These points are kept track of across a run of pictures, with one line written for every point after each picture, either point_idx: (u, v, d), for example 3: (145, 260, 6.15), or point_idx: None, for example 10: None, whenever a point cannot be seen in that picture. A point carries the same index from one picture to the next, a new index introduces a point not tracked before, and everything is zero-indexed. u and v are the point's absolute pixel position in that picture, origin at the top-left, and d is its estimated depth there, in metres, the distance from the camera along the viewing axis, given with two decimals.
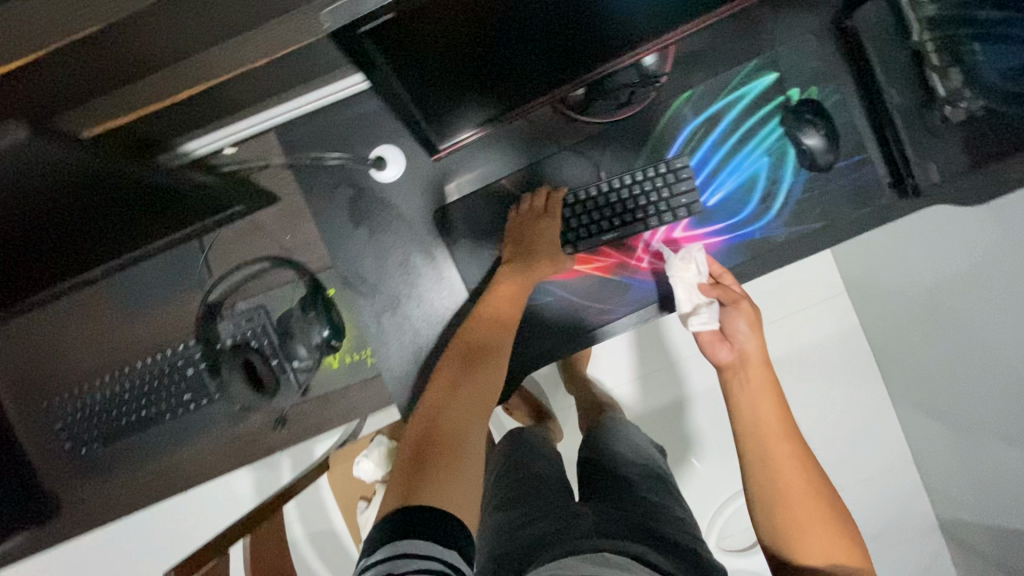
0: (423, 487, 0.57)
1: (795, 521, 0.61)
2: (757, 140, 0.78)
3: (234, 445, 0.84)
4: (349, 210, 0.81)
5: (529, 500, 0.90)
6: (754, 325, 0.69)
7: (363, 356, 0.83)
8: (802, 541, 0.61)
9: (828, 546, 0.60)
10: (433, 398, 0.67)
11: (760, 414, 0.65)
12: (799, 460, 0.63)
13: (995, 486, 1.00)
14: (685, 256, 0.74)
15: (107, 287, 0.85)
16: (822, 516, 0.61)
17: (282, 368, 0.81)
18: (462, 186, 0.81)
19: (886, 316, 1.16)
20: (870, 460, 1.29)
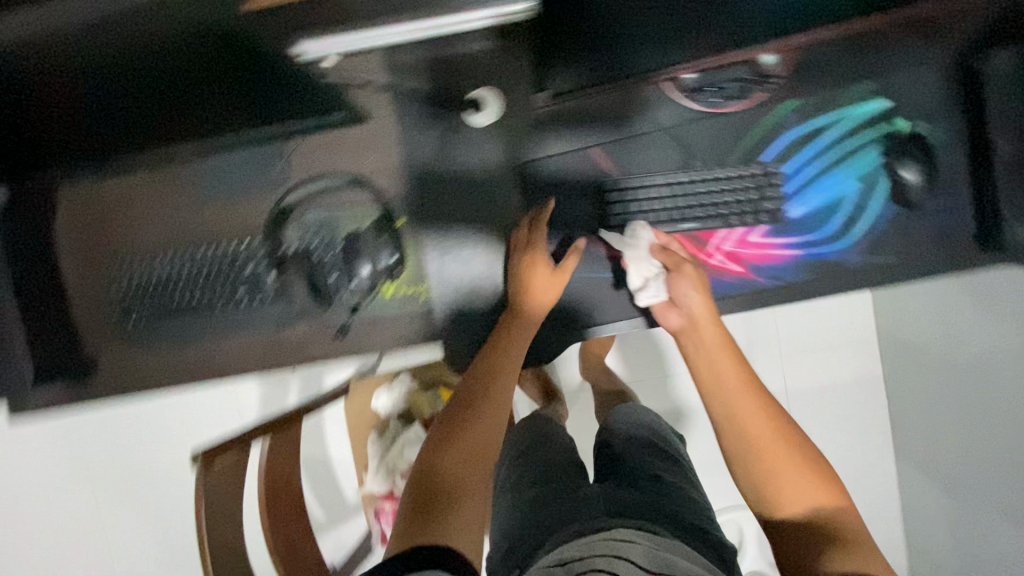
0: (433, 530, 0.57)
1: (769, 468, 0.64)
2: (852, 162, 0.78)
3: (271, 348, 0.86)
4: (437, 146, 0.82)
5: (543, 469, 0.95)
6: (697, 288, 0.76)
7: (418, 291, 0.84)
8: (779, 488, 0.63)
9: (801, 489, 0.62)
10: (433, 440, 0.67)
11: (721, 373, 0.70)
12: (766, 413, 0.67)
13: (980, 556, 1.01)
14: (634, 233, 0.78)
15: (184, 168, 0.86)
16: (794, 461, 0.64)
17: (338, 284, 0.83)
18: (550, 145, 0.81)
19: (914, 375, 1.13)
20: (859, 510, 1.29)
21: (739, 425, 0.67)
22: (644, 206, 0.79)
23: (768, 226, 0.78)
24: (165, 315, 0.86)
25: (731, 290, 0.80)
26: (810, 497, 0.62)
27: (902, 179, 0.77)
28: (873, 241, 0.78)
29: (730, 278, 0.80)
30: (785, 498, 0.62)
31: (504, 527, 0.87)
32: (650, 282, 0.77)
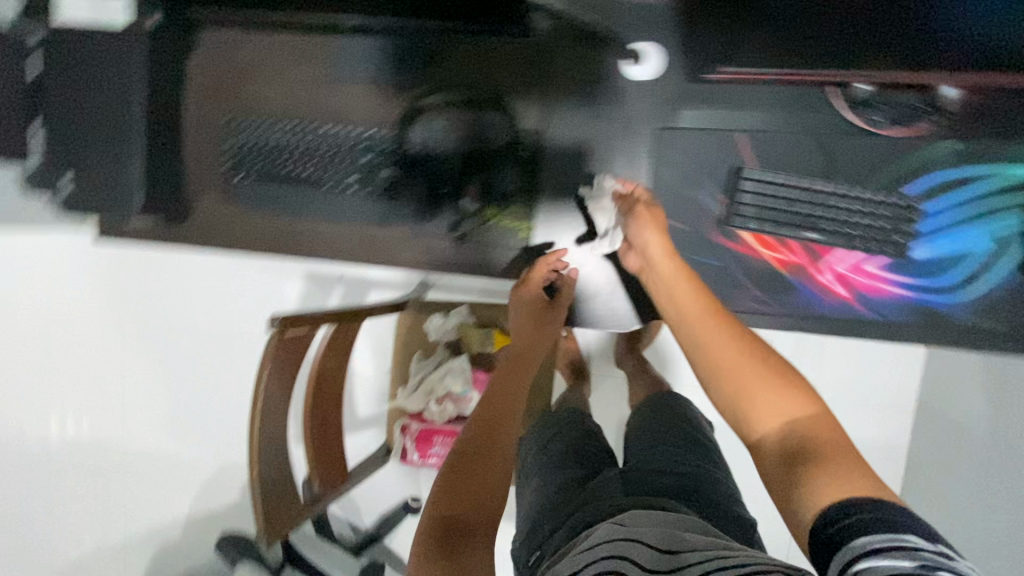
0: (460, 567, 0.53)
1: (740, 392, 0.57)
2: (993, 221, 0.76)
3: (366, 242, 0.88)
4: (583, 89, 0.80)
5: (571, 449, 0.96)
6: (652, 225, 0.70)
7: (520, 227, 0.84)
8: (753, 410, 0.56)
9: (777, 410, 0.55)
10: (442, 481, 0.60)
11: (679, 303, 0.64)
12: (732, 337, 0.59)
13: None
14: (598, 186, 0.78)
15: (326, 43, 0.85)
16: (762, 379, 0.57)
17: (447, 200, 0.84)
18: (696, 119, 0.79)
19: None
20: None
21: (703, 350, 0.60)
22: (774, 204, 0.76)
23: (888, 259, 0.77)
24: (269, 181, 0.86)
25: (828, 311, 0.80)
26: (783, 415, 0.55)
27: None
28: (988, 303, 0.77)
29: (832, 299, 0.79)
30: (760, 421, 0.55)
31: (533, 507, 0.89)
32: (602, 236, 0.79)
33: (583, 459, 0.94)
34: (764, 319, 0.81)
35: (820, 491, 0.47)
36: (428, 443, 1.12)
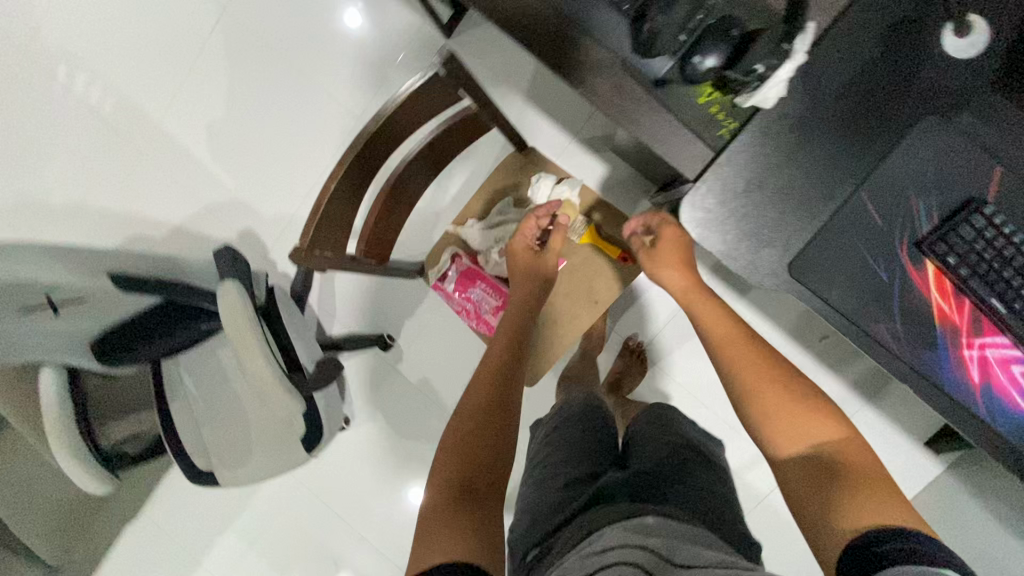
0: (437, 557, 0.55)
1: (779, 422, 0.71)
2: None
3: (559, 44, 0.76)
4: (891, 23, 0.69)
5: (571, 443, 0.89)
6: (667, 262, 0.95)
7: (725, 123, 0.74)
8: (786, 436, 0.70)
9: (808, 430, 0.69)
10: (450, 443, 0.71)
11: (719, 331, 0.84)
12: (771, 373, 0.75)
13: None
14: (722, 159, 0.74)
15: None
16: (798, 410, 0.71)
17: (678, 48, 0.71)
18: (970, 125, 0.70)
19: None
20: None
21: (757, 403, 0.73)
22: (975, 253, 0.71)
23: None
24: None
25: (950, 388, 0.74)
26: (811, 433, 0.69)
27: None
28: None
29: (963, 376, 0.73)
30: (789, 436, 0.70)
31: (527, 506, 0.82)
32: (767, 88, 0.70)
33: (589, 455, 0.87)
34: (884, 356, 0.75)
35: (854, 512, 0.60)
36: (470, 285, 1.08)
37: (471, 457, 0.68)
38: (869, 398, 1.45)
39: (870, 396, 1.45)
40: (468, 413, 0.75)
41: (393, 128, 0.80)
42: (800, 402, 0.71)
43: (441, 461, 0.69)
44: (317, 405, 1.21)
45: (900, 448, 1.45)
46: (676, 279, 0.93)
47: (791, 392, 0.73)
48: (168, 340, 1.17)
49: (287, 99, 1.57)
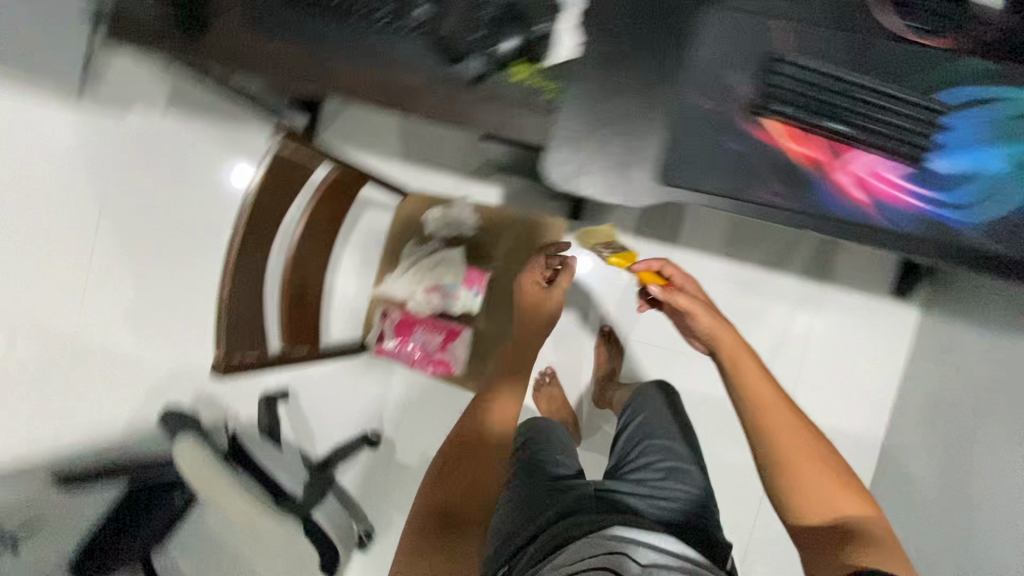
0: None
1: (801, 485, 0.89)
2: (1011, 143, 0.76)
3: (386, 85, 0.84)
4: None
5: (537, 461, 1.04)
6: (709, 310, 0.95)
7: (544, 88, 0.83)
8: (813, 504, 0.88)
9: (839, 505, 0.87)
10: None
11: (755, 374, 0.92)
12: (809, 451, 0.90)
13: None
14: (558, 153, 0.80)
15: None
16: (822, 475, 0.89)
17: (476, 46, 0.81)
18: (739, 5, 0.79)
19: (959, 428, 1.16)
20: None
21: (800, 483, 0.89)
22: (792, 84, 0.77)
23: (904, 166, 0.77)
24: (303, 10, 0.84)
25: (843, 214, 0.78)
26: (831, 504, 0.88)
27: None
28: (1001, 227, 0.76)
29: (847, 201, 0.78)
30: (817, 503, 0.88)
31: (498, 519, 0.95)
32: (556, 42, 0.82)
33: (549, 483, 0.97)
34: (775, 212, 0.79)
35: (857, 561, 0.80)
36: None
37: (434, 528, 0.96)
38: (823, 280, 1.49)
39: (825, 278, 1.50)
40: (428, 485, 1.02)
41: (262, 220, 0.81)
42: (827, 478, 0.89)
43: (413, 521, 0.99)
44: (321, 525, 1.15)
45: (875, 310, 1.48)
46: (722, 332, 0.94)
47: (823, 461, 0.90)
48: (133, 541, 1.09)
49: (195, 255, 1.58)
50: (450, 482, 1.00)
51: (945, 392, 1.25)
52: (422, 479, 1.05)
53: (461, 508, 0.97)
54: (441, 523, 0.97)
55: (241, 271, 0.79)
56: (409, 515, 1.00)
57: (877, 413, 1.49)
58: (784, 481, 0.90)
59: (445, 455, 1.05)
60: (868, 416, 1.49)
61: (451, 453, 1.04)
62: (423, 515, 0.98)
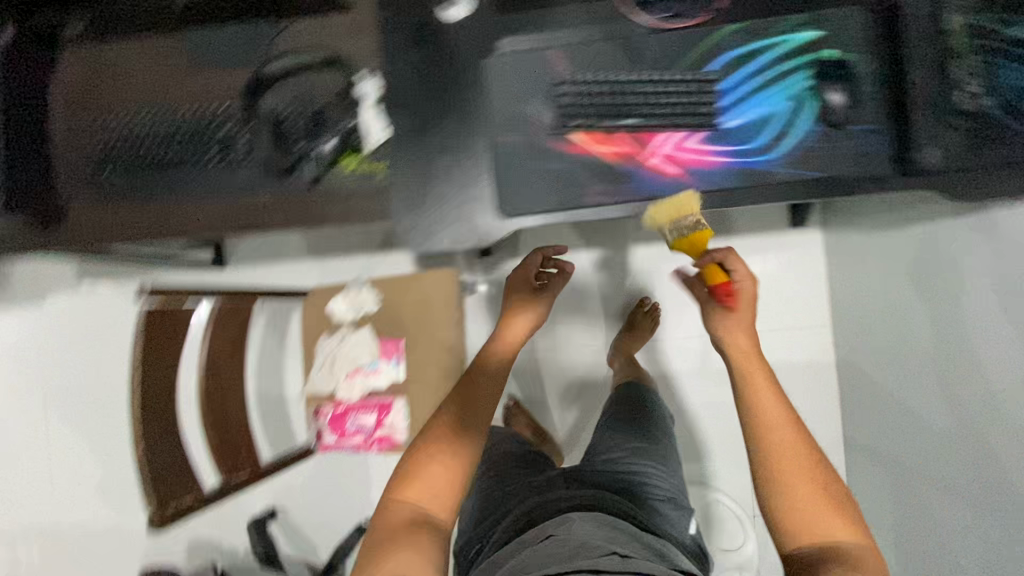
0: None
1: (783, 493, 0.66)
2: (784, 83, 0.85)
3: (235, 213, 0.90)
4: (410, 30, 0.87)
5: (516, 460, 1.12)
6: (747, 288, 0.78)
7: (375, 169, 0.90)
8: (796, 524, 0.65)
9: (825, 528, 0.64)
10: (402, 477, 0.74)
11: (744, 348, 0.75)
12: (795, 440, 0.68)
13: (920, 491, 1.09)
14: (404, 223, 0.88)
15: (175, 40, 0.91)
16: (809, 486, 0.66)
17: (302, 155, 0.89)
18: (515, 44, 0.87)
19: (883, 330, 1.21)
20: None
21: (781, 487, 0.67)
22: (582, 99, 0.86)
23: (703, 133, 0.86)
24: (141, 173, 0.91)
25: (665, 190, 0.86)
26: (830, 533, 0.64)
27: (828, 102, 0.84)
28: (801, 154, 0.85)
29: (665, 179, 0.86)
30: (809, 532, 0.64)
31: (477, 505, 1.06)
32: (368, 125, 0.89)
33: (516, 486, 1.05)
34: (608, 210, 0.87)
35: None
36: (343, 423, 1.11)
37: (441, 493, 0.73)
38: (728, 232, 1.57)
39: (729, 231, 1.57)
40: (430, 435, 0.77)
41: (157, 370, 0.85)
42: (823, 501, 0.66)
43: (411, 484, 0.73)
44: None
45: (783, 243, 1.56)
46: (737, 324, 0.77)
47: (818, 468, 0.67)
48: None
49: None
50: (466, 438, 0.77)
51: (859, 302, 1.33)
52: (418, 436, 0.79)
53: (470, 474, 0.77)
54: (455, 490, 0.74)
55: (154, 426, 0.83)
56: (400, 475, 0.75)
57: (825, 337, 1.55)
58: (772, 501, 0.67)
59: (454, 395, 0.81)
60: (817, 343, 1.55)
61: (470, 391, 0.81)
62: (430, 486, 0.73)
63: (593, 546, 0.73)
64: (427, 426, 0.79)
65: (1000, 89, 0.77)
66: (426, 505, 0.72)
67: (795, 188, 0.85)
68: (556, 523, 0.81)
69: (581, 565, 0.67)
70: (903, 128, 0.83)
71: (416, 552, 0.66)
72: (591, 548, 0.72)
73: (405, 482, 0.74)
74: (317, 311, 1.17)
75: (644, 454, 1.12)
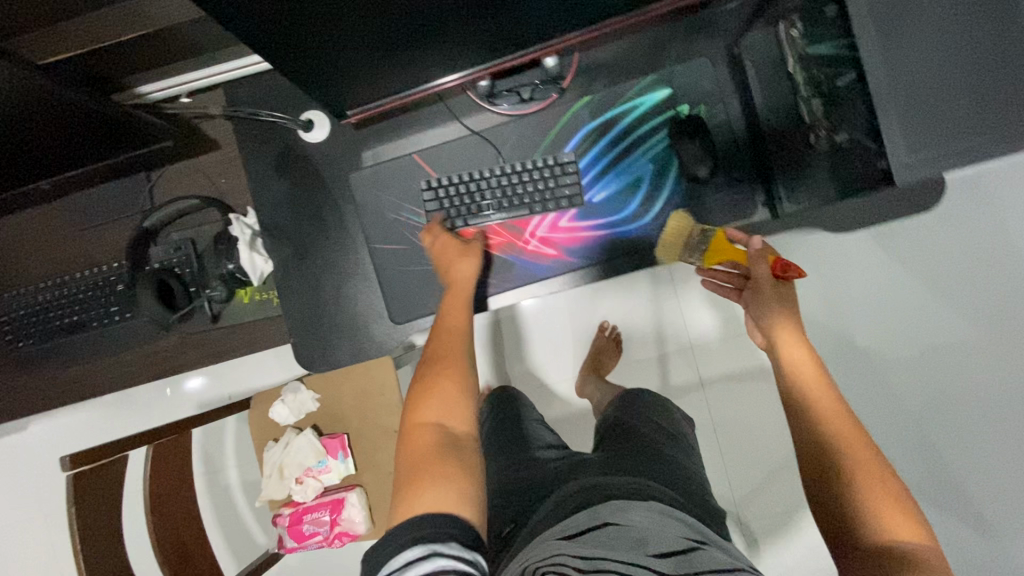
0: (419, 499, 0.60)
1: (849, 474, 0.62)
2: (645, 146, 0.85)
3: (151, 358, 0.96)
4: (275, 161, 0.89)
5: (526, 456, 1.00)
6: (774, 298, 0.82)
7: (271, 296, 0.92)
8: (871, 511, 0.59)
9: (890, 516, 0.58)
10: (417, 406, 0.72)
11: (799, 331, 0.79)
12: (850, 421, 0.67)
13: None
14: (302, 349, 0.89)
15: (61, 205, 0.95)
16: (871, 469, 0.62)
17: (197, 295, 0.90)
18: (379, 154, 0.89)
19: None
20: (771, 465, 1.37)
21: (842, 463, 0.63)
22: (450, 200, 0.87)
23: (572, 211, 0.86)
24: (51, 339, 0.94)
25: (549, 272, 0.87)
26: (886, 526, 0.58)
27: (687, 159, 0.83)
28: (674, 214, 0.85)
29: (543, 261, 0.87)
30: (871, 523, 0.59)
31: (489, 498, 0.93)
32: (251, 259, 0.89)
33: (544, 467, 0.93)
34: (497, 299, 0.88)
35: None
36: (302, 527, 1.15)
37: (460, 412, 0.72)
38: None
39: None
40: (430, 363, 0.76)
41: (94, 514, 0.89)
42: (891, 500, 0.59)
43: (428, 407, 0.71)
44: None
45: None
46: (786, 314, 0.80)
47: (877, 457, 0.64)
48: None
49: None
50: (465, 361, 0.77)
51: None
52: (417, 372, 0.76)
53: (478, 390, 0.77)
54: (469, 408, 0.73)
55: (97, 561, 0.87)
56: (416, 402, 0.72)
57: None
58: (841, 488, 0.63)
59: (445, 320, 0.81)
60: None
61: (457, 314, 0.81)
62: (452, 409, 0.72)
63: (651, 545, 0.65)
64: (427, 353, 0.78)
65: (847, 121, 0.68)
66: (448, 424, 0.70)
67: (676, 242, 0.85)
68: (611, 510, 0.71)
69: (619, 566, 0.60)
70: (769, 171, 0.83)
71: (452, 479, 0.63)
72: (652, 546, 0.64)
73: (422, 405, 0.72)
74: (263, 415, 1.19)
75: (676, 448, 1.00)
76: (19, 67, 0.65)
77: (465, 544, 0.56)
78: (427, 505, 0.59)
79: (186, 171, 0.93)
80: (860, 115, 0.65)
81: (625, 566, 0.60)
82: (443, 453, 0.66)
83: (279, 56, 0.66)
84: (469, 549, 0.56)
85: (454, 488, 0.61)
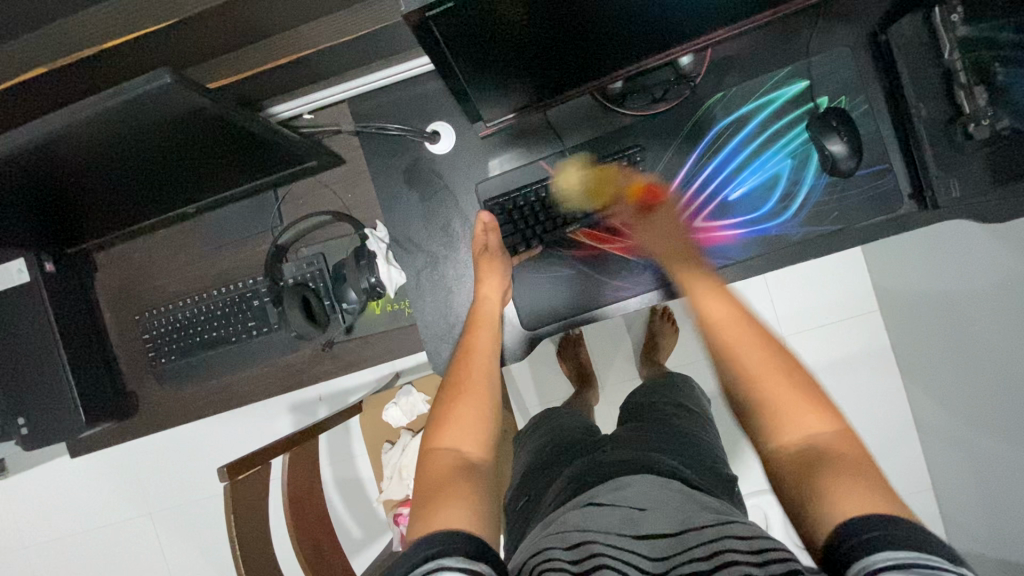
0: (437, 520, 0.57)
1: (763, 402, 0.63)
2: (782, 142, 0.84)
3: (285, 370, 0.98)
4: (404, 174, 0.90)
5: (563, 434, 0.93)
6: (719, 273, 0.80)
7: (402, 306, 0.95)
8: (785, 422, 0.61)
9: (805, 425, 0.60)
10: (437, 426, 0.69)
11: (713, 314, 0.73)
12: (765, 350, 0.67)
13: (1001, 490, 1.07)
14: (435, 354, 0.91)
15: (193, 224, 0.98)
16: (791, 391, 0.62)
17: (332, 309, 0.93)
18: (504, 163, 0.90)
19: (924, 321, 1.18)
20: (871, 449, 1.39)
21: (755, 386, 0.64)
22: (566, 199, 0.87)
23: (708, 211, 0.86)
24: (191, 353, 0.98)
25: None
26: (806, 430, 0.59)
27: (831, 153, 0.80)
28: (813, 211, 0.84)
29: (674, 264, 0.87)
30: (786, 431, 0.60)
31: (524, 462, 0.91)
32: (387, 271, 0.91)
33: (576, 445, 0.88)
34: (631, 301, 0.88)
35: (837, 503, 0.50)
36: None
37: (474, 436, 0.68)
38: None
39: None
40: (452, 386, 0.73)
41: (245, 520, 0.91)
42: (800, 400, 0.61)
43: (445, 431, 0.68)
44: None
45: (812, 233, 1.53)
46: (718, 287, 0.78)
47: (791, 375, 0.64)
48: None
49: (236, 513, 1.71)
50: (484, 383, 0.74)
51: (898, 278, 1.22)
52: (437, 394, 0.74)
53: (498, 414, 0.72)
54: (491, 438, 0.69)
55: (255, 563, 0.91)
56: (433, 428, 0.69)
57: (876, 321, 1.36)
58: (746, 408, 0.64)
59: (466, 344, 0.79)
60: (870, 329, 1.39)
61: (480, 338, 0.79)
62: (476, 433, 0.68)
63: (643, 524, 0.60)
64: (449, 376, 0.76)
65: (1012, 106, 0.66)
66: (463, 448, 0.67)
67: (813, 238, 0.85)
68: (607, 490, 0.66)
69: (608, 550, 0.57)
70: (916, 161, 0.81)
71: (466, 503, 0.59)
72: (643, 525, 0.60)
73: (445, 426, 0.69)
74: (375, 416, 1.23)
75: (694, 420, 0.89)
76: (202, 95, 0.62)
77: (473, 554, 0.52)
78: (442, 522, 0.56)
79: (311, 187, 0.94)
80: (1022, 101, 0.64)
81: (616, 551, 0.57)
82: (463, 477, 0.63)
83: (458, 77, 0.67)
84: (476, 560, 0.52)
85: (467, 511, 0.58)
